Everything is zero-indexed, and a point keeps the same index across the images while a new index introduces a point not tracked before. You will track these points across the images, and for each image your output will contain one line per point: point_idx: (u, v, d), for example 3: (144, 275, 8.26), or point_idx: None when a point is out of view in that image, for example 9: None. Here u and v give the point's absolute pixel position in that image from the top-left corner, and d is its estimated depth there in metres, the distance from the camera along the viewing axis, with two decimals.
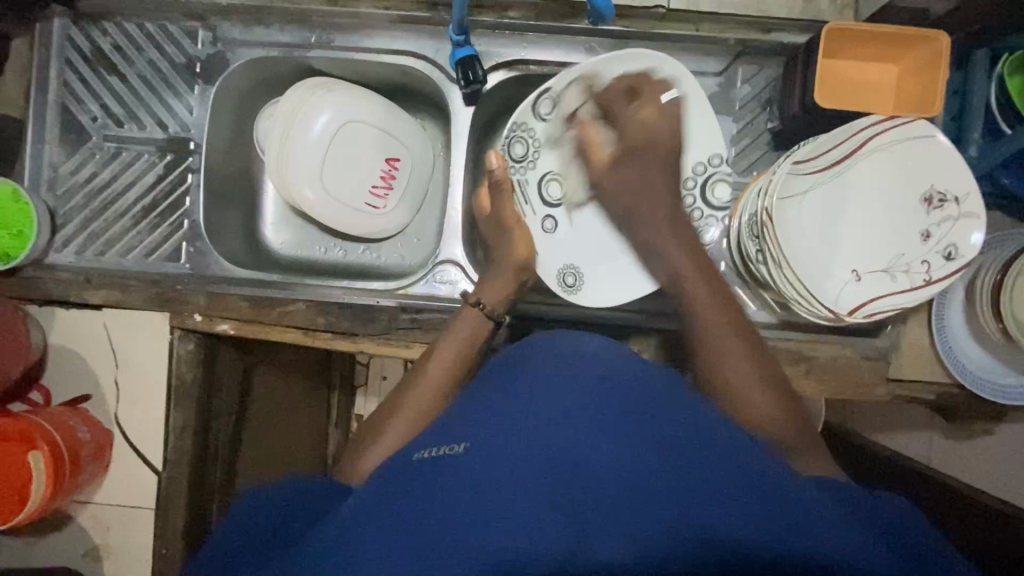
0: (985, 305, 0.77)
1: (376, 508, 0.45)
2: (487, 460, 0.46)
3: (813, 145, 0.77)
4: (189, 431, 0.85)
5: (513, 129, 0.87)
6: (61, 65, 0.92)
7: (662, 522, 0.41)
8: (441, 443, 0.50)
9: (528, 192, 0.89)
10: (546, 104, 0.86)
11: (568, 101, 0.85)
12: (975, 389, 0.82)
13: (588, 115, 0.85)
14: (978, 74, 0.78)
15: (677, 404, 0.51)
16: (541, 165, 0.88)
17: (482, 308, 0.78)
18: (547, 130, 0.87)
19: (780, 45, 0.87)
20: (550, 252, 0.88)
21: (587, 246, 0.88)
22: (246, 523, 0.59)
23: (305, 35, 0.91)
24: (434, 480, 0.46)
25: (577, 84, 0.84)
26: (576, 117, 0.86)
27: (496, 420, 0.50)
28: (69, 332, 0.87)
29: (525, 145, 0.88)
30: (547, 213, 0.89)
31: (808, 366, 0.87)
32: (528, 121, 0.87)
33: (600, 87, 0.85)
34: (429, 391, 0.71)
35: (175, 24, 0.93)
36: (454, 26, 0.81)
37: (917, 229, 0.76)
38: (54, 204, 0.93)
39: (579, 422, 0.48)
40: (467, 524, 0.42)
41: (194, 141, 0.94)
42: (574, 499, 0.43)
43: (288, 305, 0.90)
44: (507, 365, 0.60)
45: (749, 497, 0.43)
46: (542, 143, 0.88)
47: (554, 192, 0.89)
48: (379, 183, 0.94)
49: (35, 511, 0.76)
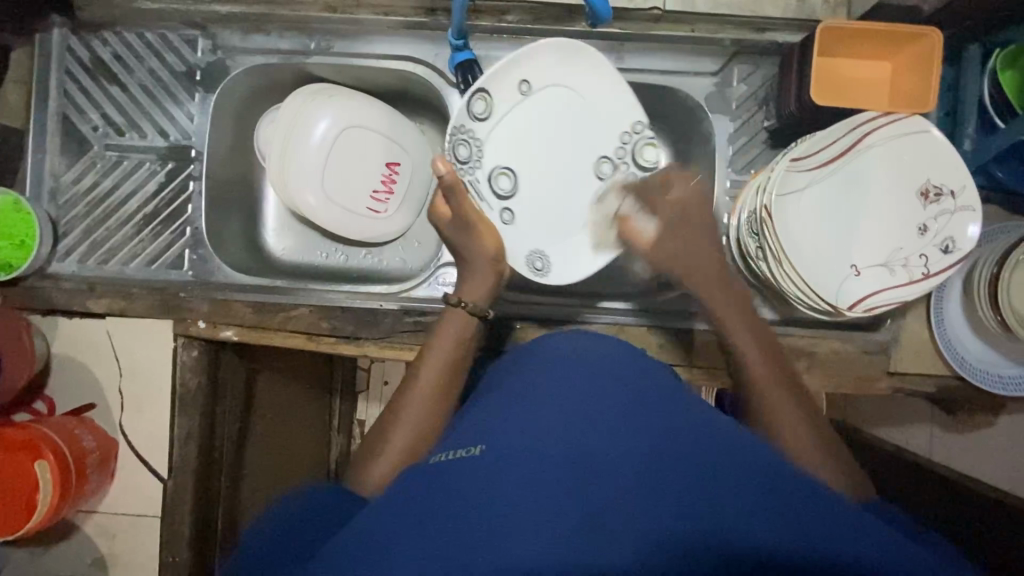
0: (984, 298, 0.78)
1: (392, 506, 0.46)
2: (503, 462, 0.46)
3: (809, 141, 0.78)
4: (194, 438, 0.85)
5: (454, 133, 0.83)
6: (61, 76, 0.93)
7: (676, 522, 0.41)
8: (457, 447, 0.50)
9: (481, 190, 0.86)
10: (479, 103, 0.83)
11: (495, 97, 0.84)
12: (973, 380, 0.83)
13: (515, 106, 0.85)
14: (971, 69, 0.80)
15: (696, 411, 0.51)
16: (487, 161, 0.85)
17: (464, 306, 0.77)
18: (484, 130, 0.84)
19: (775, 45, 0.89)
20: (515, 242, 0.86)
21: (556, 231, 0.87)
22: (261, 527, 0.58)
23: (304, 41, 0.92)
24: (453, 480, 0.46)
25: (502, 76, 0.83)
26: (507, 109, 0.85)
27: (510, 424, 0.50)
28: (72, 341, 0.87)
29: (467, 146, 0.84)
30: (505, 210, 0.86)
31: (810, 362, 0.88)
32: (465, 123, 0.83)
33: (519, 86, 0.84)
34: (427, 393, 0.71)
35: (174, 33, 0.93)
36: (453, 30, 0.82)
37: (914, 223, 0.77)
38: (56, 214, 0.93)
39: (593, 424, 0.48)
40: (491, 526, 0.42)
41: (195, 149, 0.94)
42: (592, 497, 0.43)
43: (291, 310, 0.90)
44: (515, 372, 0.60)
45: (765, 493, 0.43)
46: (483, 142, 0.85)
47: (505, 186, 0.86)
48: (379, 188, 0.95)
49: (42, 521, 0.76)
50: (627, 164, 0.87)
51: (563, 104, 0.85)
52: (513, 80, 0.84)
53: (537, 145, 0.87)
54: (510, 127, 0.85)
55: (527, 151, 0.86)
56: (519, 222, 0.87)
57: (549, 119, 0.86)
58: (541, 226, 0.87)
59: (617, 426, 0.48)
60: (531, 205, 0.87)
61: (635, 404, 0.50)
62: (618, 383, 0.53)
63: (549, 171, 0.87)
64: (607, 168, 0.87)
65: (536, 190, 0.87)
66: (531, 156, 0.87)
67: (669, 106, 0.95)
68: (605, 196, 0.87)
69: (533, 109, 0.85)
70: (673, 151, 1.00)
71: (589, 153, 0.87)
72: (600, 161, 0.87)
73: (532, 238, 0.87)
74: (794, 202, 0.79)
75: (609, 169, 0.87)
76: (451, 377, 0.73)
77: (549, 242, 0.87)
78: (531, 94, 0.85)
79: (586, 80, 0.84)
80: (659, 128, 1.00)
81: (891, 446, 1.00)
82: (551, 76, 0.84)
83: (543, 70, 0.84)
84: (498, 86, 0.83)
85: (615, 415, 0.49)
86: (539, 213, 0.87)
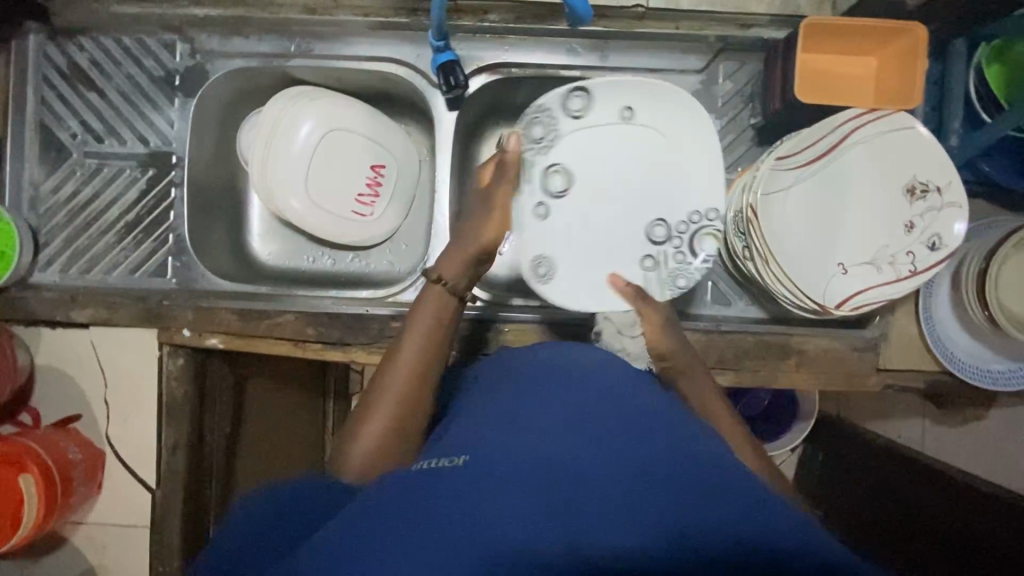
0: (971, 293, 0.77)
1: (375, 506, 0.44)
2: (491, 469, 0.44)
3: (793, 141, 0.78)
4: (181, 447, 0.84)
5: (536, 109, 0.80)
6: (38, 83, 0.91)
7: (668, 518, 0.40)
8: (441, 457, 0.48)
9: (527, 168, 0.81)
10: (575, 101, 0.80)
11: (592, 108, 0.81)
12: (958, 372, 0.83)
13: (608, 125, 0.80)
14: (957, 64, 0.79)
15: (681, 419, 0.50)
16: (552, 156, 0.81)
17: (443, 285, 0.74)
18: (568, 127, 0.80)
19: (759, 41, 0.88)
20: (532, 238, 0.81)
21: (577, 249, 0.81)
22: (237, 529, 0.56)
23: (284, 44, 0.90)
24: (441, 483, 0.44)
25: (609, 90, 0.80)
26: (598, 122, 0.81)
27: (493, 433, 0.49)
28: (55, 353, 0.86)
29: (543, 129, 0.81)
30: (540, 202, 0.81)
31: (798, 360, 0.88)
32: (553, 109, 0.80)
33: (623, 110, 0.80)
34: (404, 377, 0.69)
35: (152, 37, 0.92)
36: (433, 32, 0.81)
37: (901, 221, 0.76)
38: (37, 223, 0.92)
39: (575, 431, 0.47)
40: (472, 527, 0.40)
41: (175, 155, 0.93)
42: (573, 506, 0.41)
43: (277, 316, 0.89)
44: (499, 380, 0.59)
45: (745, 501, 0.41)
46: (559, 138, 0.81)
47: (556, 185, 0.81)
48: (365, 191, 0.94)
49: (28, 535, 0.76)
50: (681, 245, 0.81)
51: (648, 143, 0.80)
52: (622, 103, 0.80)
53: (606, 170, 0.81)
54: (594, 140, 0.81)
55: (597, 170, 0.81)
56: (550, 222, 0.81)
57: (627, 157, 0.81)
58: (565, 240, 0.81)
59: (610, 432, 0.47)
60: (572, 216, 0.81)
61: (620, 413, 0.49)
62: (603, 392, 0.52)
63: (604, 194, 0.81)
64: (661, 231, 0.81)
65: (580, 200, 0.81)
66: (595, 176, 0.81)
67: None
68: (647, 253, 0.81)
69: (622, 137, 0.81)
70: None
71: (647, 203, 0.81)
72: (656, 222, 0.81)
73: (552, 242, 0.81)
74: (780, 202, 0.79)
75: (662, 234, 0.81)
76: (429, 359, 0.71)
77: (566, 254, 0.81)
78: (632, 123, 0.80)
79: (687, 138, 0.80)
80: None
81: (882, 440, 1.00)
82: (658, 119, 0.80)
83: (654, 109, 0.80)
84: (604, 98, 0.81)
85: (607, 421, 0.48)
86: (576, 225, 0.81)
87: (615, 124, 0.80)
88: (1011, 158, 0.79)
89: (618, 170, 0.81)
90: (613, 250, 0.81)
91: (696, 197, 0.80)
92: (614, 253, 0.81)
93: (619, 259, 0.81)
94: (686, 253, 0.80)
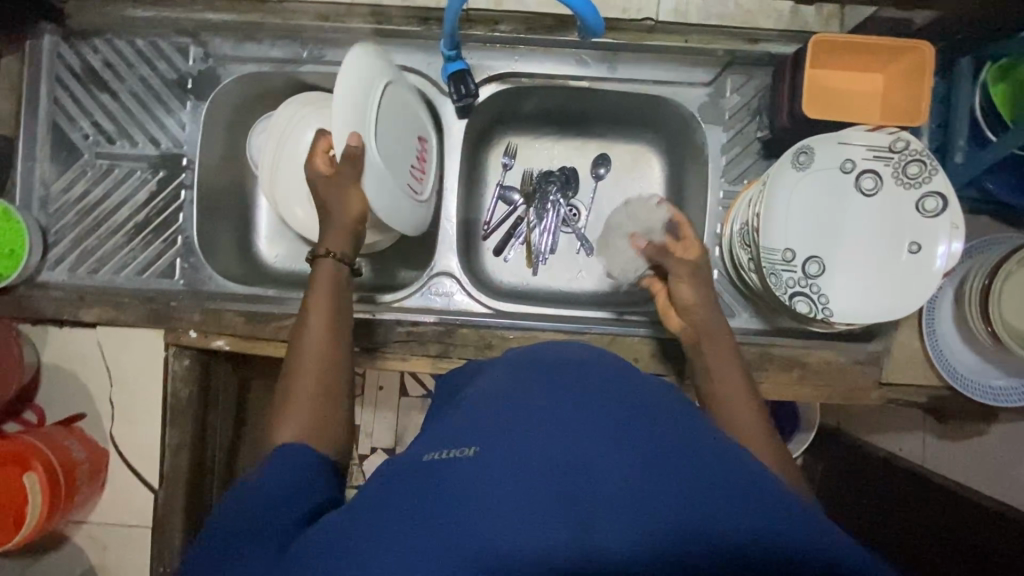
0: (974, 310, 0.77)
1: (384, 501, 0.44)
2: (500, 462, 0.43)
3: (823, 139, 0.78)
4: (185, 448, 0.87)
5: (929, 174, 0.76)
6: (51, 83, 0.92)
7: (683, 514, 0.40)
8: (453, 443, 0.47)
9: (880, 151, 0.77)
10: (926, 206, 0.76)
11: (920, 212, 0.76)
12: (962, 390, 0.83)
13: (900, 223, 0.77)
14: (963, 83, 0.79)
15: (680, 406, 0.51)
16: (888, 188, 0.77)
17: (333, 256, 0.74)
18: (894, 196, 0.77)
19: (768, 55, 0.90)
20: (826, 155, 0.78)
21: (811, 190, 0.78)
22: (242, 491, 0.53)
23: (297, 50, 0.91)
24: (453, 476, 0.44)
25: (937, 242, 0.76)
26: (895, 215, 0.77)
27: (506, 422, 0.47)
28: (63, 352, 0.87)
29: (915, 173, 0.76)
30: (847, 158, 0.78)
31: (802, 372, 0.89)
32: (930, 193, 0.76)
33: (910, 242, 0.77)
34: (329, 334, 0.68)
35: (166, 41, 0.93)
36: (446, 41, 0.82)
37: (904, 233, 0.77)
38: (46, 223, 0.93)
39: (590, 427, 0.46)
40: (493, 522, 0.40)
41: (186, 157, 0.94)
42: (584, 497, 0.41)
43: (281, 319, 0.89)
44: (505, 368, 0.59)
45: (757, 493, 0.42)
46: (901, 184, 0.77)
47: (865, 183, 0.78)
48: (417, 165, 0.86)
49: (32, 533, 0.76)
50: (803, 287, 0.78)
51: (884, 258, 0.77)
52: (938, 261, 0.76)
53: (863, 224, 0.78)
54: (886, 217, 0.78)
55: (865, 212, 0.78)
56: (819, 168, 0.78)
57: (869, 240, 0.78)
58: (817, 180, 0.78)
59: (623, 424, 0.46)
60: (833, 187, 0.78)
61: (638, 410, 0.48)
62: (618, 384, 0.52)
63: (843, 212, 0.79)
64: (810, 270, 0.78)
65: (844, 188, 0.78)
66: (863, 216, 0.78)
67: (663, 117, 0.96)
68: (797, 251, 0.78)
69: (886, 239, 0.78)
70: (666, 154, 1.02)
71: (832, 251, 0.79)
72: (814, 264, 0.78)
73: (818, 164, 0.78)
74: (793, 198, 0.78)
75: (811, 273, 0.78)
76: (341, 321, 0.70)
77: (804, 179, 0.78)
78: (904, 253, 0.77)
79: (901, 292, 0.76)
80: (654, 136, 1.01)
81: (882, 452, 1.01)
82: (906, 276, 0.77)
83: (918, 274, 0.76)
84: (927, 232, 0.76)
85: (616, 414, 0.47)
86: (829, 189, 0.78)
87: (901, 234, 0.77)
88: (1015, 176, 0.80)
89: (860, 232, 0.78)
90: (800, 222, 0.78)
91: (840, 300, 0.78)
92: (803, 217, 0.78)
93: (802, 217, 0.78)
94: (802, 290, 0.78)
